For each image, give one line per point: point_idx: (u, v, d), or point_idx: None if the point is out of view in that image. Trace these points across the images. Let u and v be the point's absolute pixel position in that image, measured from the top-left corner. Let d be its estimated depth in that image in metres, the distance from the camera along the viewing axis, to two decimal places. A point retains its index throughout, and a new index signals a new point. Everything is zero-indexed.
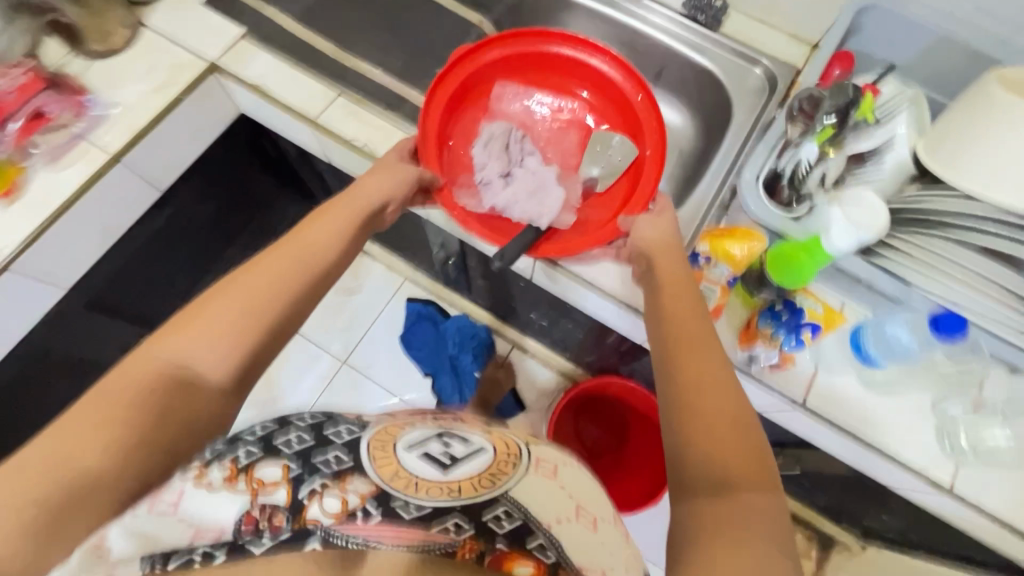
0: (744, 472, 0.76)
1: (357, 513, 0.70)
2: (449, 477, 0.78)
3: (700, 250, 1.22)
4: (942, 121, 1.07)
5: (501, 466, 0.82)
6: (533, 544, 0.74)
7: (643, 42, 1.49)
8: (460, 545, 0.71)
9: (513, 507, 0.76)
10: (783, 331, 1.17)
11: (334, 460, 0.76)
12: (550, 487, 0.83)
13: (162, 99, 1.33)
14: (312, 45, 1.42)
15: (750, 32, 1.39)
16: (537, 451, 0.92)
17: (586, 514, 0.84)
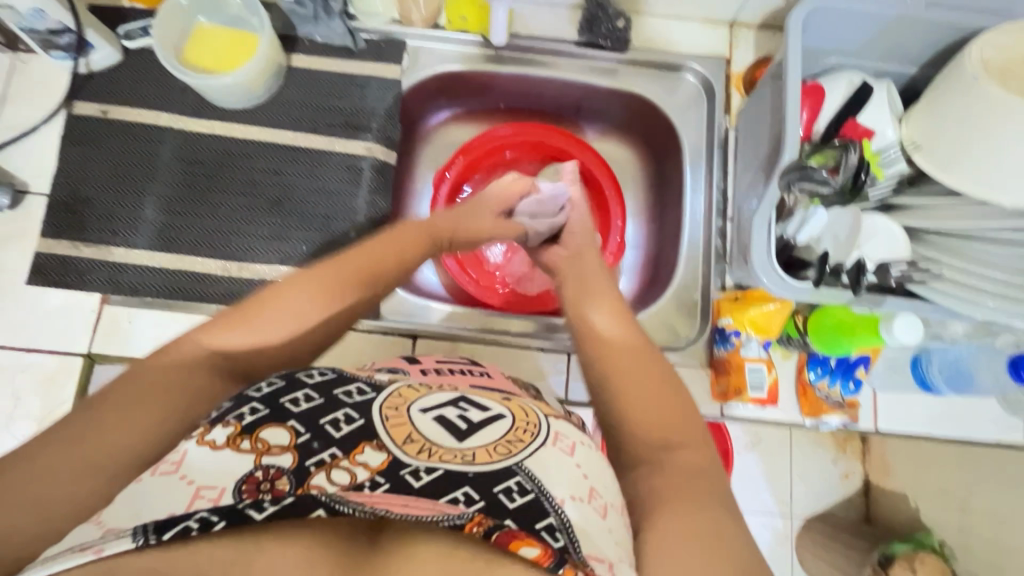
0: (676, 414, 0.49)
1: (289, 401, 0.46)
2: (389, 397, 0.49)
3: (721, 324, 0.77)
4: (922, 105, 0.66)
5: (525, 433, 0.48)
6: (514, 504, 0.40)
7: (529, 98, 0.94)
8: (330, 461, 0.42)
9: (521, 474, 0.43)
10: (845, 377, 0.72)
11: (307, 386, 0.48)
12: (567, 467, 0.46)
13: (47, 403, 0.73)
14: (95, 254, 0.78)
15: (666, 45, 0.88)
16: (559, 425, 0.52)
17: (602, 502, 0.45)
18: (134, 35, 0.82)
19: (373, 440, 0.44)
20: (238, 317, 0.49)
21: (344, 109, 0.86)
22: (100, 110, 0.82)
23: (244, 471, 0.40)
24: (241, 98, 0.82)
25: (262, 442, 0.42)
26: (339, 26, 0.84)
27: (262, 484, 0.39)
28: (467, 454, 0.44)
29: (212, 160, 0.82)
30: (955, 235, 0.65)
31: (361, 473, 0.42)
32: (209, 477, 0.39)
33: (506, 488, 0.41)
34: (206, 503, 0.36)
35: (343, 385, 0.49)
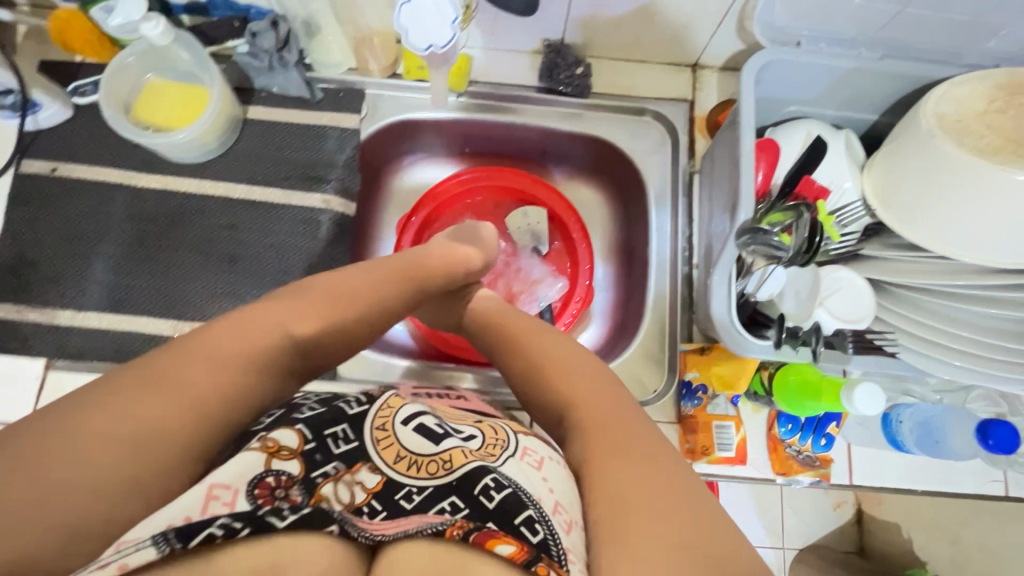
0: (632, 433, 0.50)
1: (297, 412, 0.49)
2: (377, 416, 0.52)
3: (688, 378, 0.74)
4: (882, 156, 0.64)
5: (494, 448, 0.52)
6: (492, 504, 0.44)
7: (494, 142, 0.92)
8: (334, 473, 0.46)
9: (496, 473, 0.48)
10: (813, 433, 0.70)
11: (308, 404, 0.51)
12: (534, 481, 0.48)
13: None
14: (41, 316, 0.75)
15: (627, 89, 0.87)
16: (528, 441, 0.55)
17: (567, 517, 0.46)
18: (84, 91, 0.80)
19: (369, 462, 0.48)
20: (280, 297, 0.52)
21: (302, 160, 0.84)
22: (49, 167, 0.80)
23: (255, 472, 0.42)
24: (192, 152, 0.80)
25: (272, 442, 0.44)
26: (295, 77, 0.83)
27: (277, 491, 0.41)
28: (445, 459, 0.49)
29: (165, 216, 0.80)
30: (920, 289, 0.63)
31: (360, 492, 0.46)
32: (222, 477, 0.40)
33: (484, 488, 0.46)
34: (222, 513, 0.38)
35: (340, 399, 0.54)
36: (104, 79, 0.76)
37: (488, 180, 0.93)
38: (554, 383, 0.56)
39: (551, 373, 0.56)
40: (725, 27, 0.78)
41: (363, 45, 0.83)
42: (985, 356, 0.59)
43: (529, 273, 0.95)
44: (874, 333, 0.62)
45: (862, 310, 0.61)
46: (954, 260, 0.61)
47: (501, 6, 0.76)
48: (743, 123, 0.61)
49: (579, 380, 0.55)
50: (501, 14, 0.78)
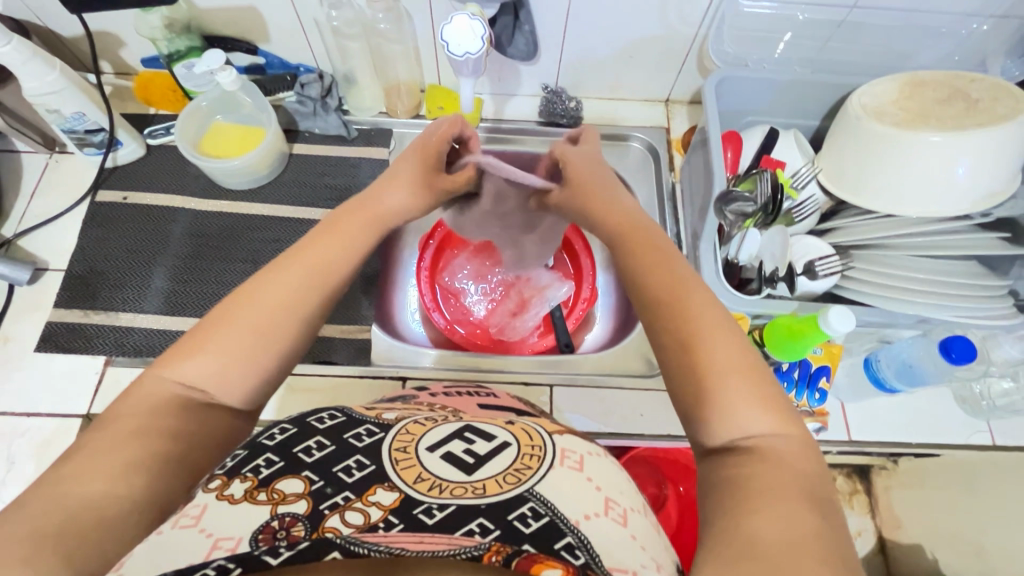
0: (757, 406, 0.42)
1: (302, 452, 0.47)
2: (397, 435, 0.51)
3: None
4: (826, 145, 0.79)
5: (532, 458, 0.49)
6: (529, 530, 0.41)
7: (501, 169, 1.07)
8: (343, 504, 0.42)
9: (533, 499, 0.44)
10: (806, 387, 0.77)
11: (319, 434, 0.50)
12: (580, 483, 0.48)
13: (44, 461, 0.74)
14: (103, 319, 0.84)
15: (612, 122, 1.04)
16: (565, 441, 0.55)
17: (620, 510, 0.48)
18: (157, 134, 0.95)
19: (385, 482, 0.45)
20: (181, 350, 0.47)
21: (338, 185, 0.98)
22: (122, 196, 0.92)
23: (258, 523, 0.39)
24: (247, 179, 0.94)
25: (278, 492, 0.42)
26: (334, 120, 0.99)
27: (278, 533, 0.39)
28: (477, 486, 0.46)
29: (220, 233, 0.92)
30: (876, 246, 0.75)
31: (375, 512, 0.42)
32: (227, 528, 0.38)
33: (521, 515, 0.43)
34: (222, 553, 0.35)
35: (352, 431, 0.51)
36: (177, 121, 0.92)
37: None
38: (673, 327, 0.47)
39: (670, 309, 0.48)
40: (687, 67, 0.96)
41: (393, 92, 1.00)
42: (935, 293, 0.69)
43: (535, 280, 1.04)
44: (822, 264, 0.73)
45: (823, 250, 0.75)
46: (898, 218, 0.74)
47: (507, 54, 0.92)
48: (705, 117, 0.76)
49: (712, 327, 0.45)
50: (506, 62, 0.97)
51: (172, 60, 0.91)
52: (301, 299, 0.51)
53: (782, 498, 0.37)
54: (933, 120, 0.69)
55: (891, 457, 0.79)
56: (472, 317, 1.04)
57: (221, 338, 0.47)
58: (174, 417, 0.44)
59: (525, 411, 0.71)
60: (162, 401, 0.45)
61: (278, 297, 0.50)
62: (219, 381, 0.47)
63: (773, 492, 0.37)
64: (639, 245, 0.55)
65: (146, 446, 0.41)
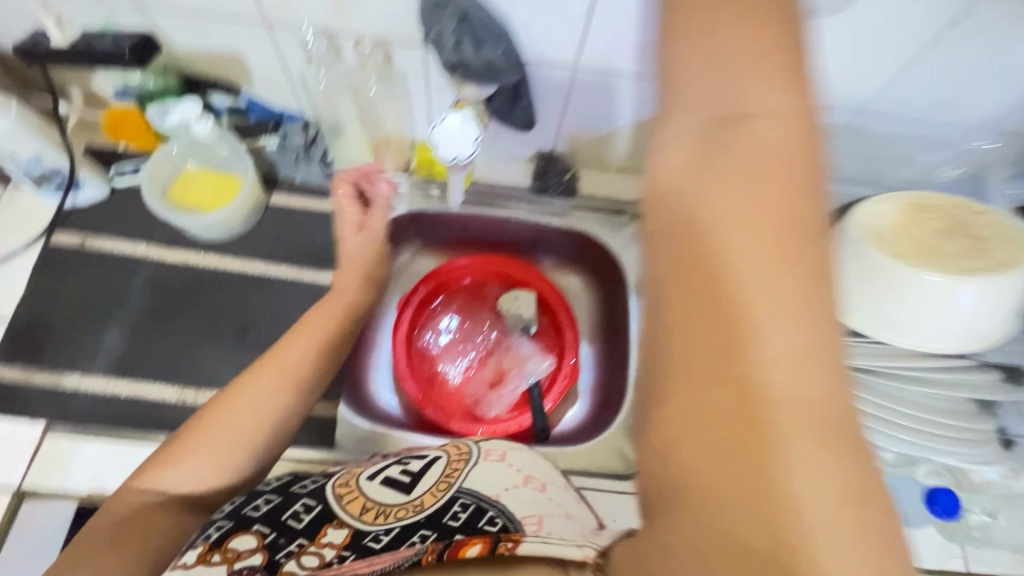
0: (792, 330, 0.29)
1: (250, 508, 0.52)
2: (338, 479, 0.57)
3: None
4: None
5: (458, 460, 0.56)
6: (458, 522, 0.48)
7: (490, 232, 1.02)
8: (299, 549, 0.48)
9: (462, 497, 0.52)
10: None
11: (265, 493, 0.55)
12: (505, 473, 0.56)
13: None
14: (46, 379, 0.78)
15: (610, 192, 1.00)
16: (489, 442, 0.61)
17: (539, 480, 0.58)
18: (125, 174, 0.89)
19: (334, 520, 0.51)
20: (158, 461, 0.56)
21: (317, 243, 0.92)
22: (79, 240, 0.86)
23: None
24: (219, 232, 0.88)
25: (231, 550, 0.48)
26: (318, 172, 0.94)
27: None
28: (416, 502, 0.52)
29: (182, 288, 0.87)
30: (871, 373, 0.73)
31: (329, 550, 0.47)
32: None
33: (451, 514, 0.49)
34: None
35: (297, 483, 0.58)
36: (148, 165, 0.87)
37: (484, 262, 1.01)
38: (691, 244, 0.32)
39: (727, 165, 0.33)
40: None
41: (381, 146, 0.93)
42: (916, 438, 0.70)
43: (515, 348, 0.99)
44: None
45: None
46: (887, 344, 0.72)
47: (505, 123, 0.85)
48: None
49: (766, 281, 0.30)
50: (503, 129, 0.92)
51: (145, 100, 0.85)
52: (271, 395, 0.60)
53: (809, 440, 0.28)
54: (934, 257, 0.66)
55: None
56: (445, 382, 0.99)
57: (196, 454, 0.56)
58: (154, 517, 0.53)
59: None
60: (138, 507, 0.53)
61: (250, 400, 0.59)
62: (196, 480, 0.55)
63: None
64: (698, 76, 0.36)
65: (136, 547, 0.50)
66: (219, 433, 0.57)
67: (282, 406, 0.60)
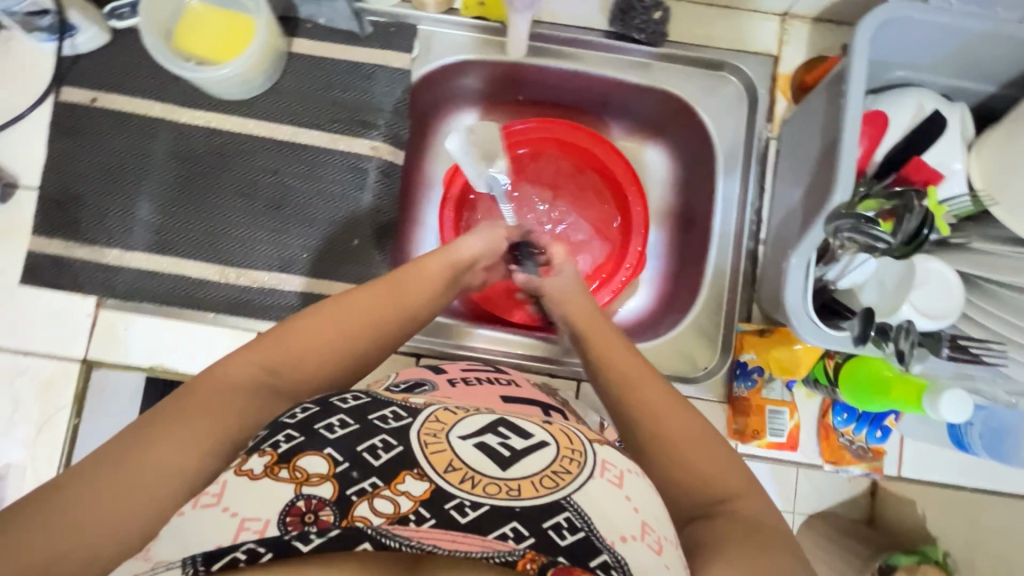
0: (701, 451, 0.47)
1: (323, 427, 0.40)
2: (426, 421, 0.43)
3: (742, 359, 0.72)
4: (1009, 136, 0.57)
5: (571, 462, 0.41)
6: (565, 542, 0.36)
7: (551, 91, 0.85)
8: (370, 491, 0.38)
9: (570, 507, 0.38)
10: (871, 423, 0.68)
11: (341, 410, 0.42)
12: (618, 502, 0.39)
13: (45, 407, 0.71)
14: (89, 252, 0.75)
15: (703, 39, 0.79)
16: (606, 451, 0.45)
17: (658, 536, 0.40)
18: (121, 14, 0.76)
19: (414, 468, 0.39)
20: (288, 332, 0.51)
21: (350, 104, 0.79)
22: (90, 97, 0.77)
23: (284, 502, 0.36)
24: (238, 89, 0.76)
25: (300, 470, 0.38)
26: (344, 9, 0.77)
27: (307, 516, 0.36)
28: (512, 485, 0.39)
29: (209, 156, 0.78)
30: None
31: (405, 503, 0.37)
32: (251, 508, 0.36)
33: (556, 523, 0.37)
34: (251, 536, 0.34)
35: (376, 410, 0.43)
36: None
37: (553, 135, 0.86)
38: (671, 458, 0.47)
39: (656, 405, 0.50)
40: None
41: None
42: None
43: (573, 236, 0.89)
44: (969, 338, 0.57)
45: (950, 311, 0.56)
46: None
47: None
48: (848, 85, 0.55)
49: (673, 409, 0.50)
50: None
51: None
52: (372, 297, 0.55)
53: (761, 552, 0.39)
54: None
55: (945, 486, 0.71)
56: None
57: (292, 353, 0.49)
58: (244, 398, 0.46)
59: (552, 407, 0.57)
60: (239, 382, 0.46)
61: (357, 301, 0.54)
62: (303, 360, 0.50)
63: (721, 472, 0.46)
64: (661, 396, 0.51)
65: (209, 430, 0.42)
66: (320, 320, 0.52)
67: (379, 306, 0.55)
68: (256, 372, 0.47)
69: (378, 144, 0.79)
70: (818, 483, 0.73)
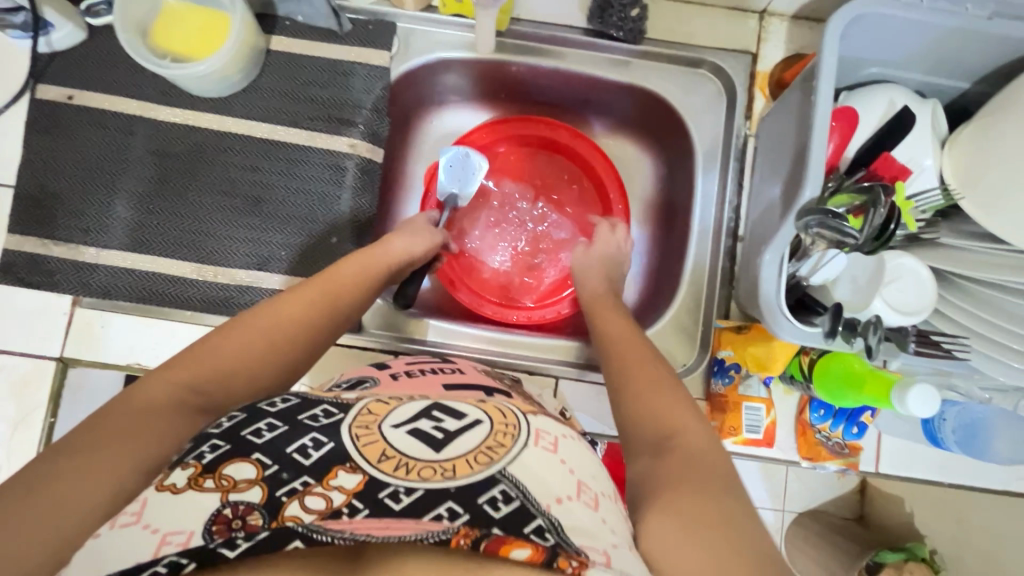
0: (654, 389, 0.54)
1: (250, 434, 0.39)
2: (359, 414, 0.42)
3: (719, 356, 0.72)
4: (976, 131, 0.57)
5: (505, 436, 0.42)
6: (500, 514, 0.36)
7: (532, 88, 0.85)
8: (301, 490, 0.36)
9: (505, 480, 0.38)
10: (848, 419, 0.68)
11: (268, 415, 0.41)
12: (554, 466, 0.42)
13: (21, 406, 0.71)
14: (65, 251, 0.75)
15: (682, 37, 0.79)
16: (540, 421, 0.48)
17: (592, 493, 0.43)
18: (98, 11, 0.75)
19: (347, 462, 0.38)
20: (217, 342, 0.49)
21: (328, 101, 0.79)
22: (66, 95, 0.76)
23: (209, 511, 0.35)
24: (215, 87, 0.76)
25: (226, 478, 0.37)
26: (322, 6, 0.77)
27: (233, 523, 0.34)
28: (447, 467, 0.39)
29: (185, 154, 0.77)
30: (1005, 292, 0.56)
31: (337, 497, 0.36)
32: (174, 521, 0.34)
33: (490, 497, 0.37)
34: (173, 551, 0.32)
35: (306, 410, 0.42)
36: None
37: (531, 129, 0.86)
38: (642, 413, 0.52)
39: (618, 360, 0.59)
40: None
41: None
42: None
43: (556, 234, 0.89)
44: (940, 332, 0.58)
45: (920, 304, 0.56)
46: None
47: None
48: (817, 81, 0.55)
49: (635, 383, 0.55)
50: None
51: None
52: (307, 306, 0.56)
53: (703, 486, 0.44)
54: None
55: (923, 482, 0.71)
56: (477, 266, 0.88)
57: (232, 357, 0.48)
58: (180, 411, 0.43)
59: (495, 389, 0.58)
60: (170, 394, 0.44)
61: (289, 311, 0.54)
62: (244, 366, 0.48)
63: (661, 417, 0.51)
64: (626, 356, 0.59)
65: (137, 447, 0.40)
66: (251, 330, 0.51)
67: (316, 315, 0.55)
68: (179, 386, 0.44)
69: (357, 142, 0.79)
70: (808, 482, 0.73)
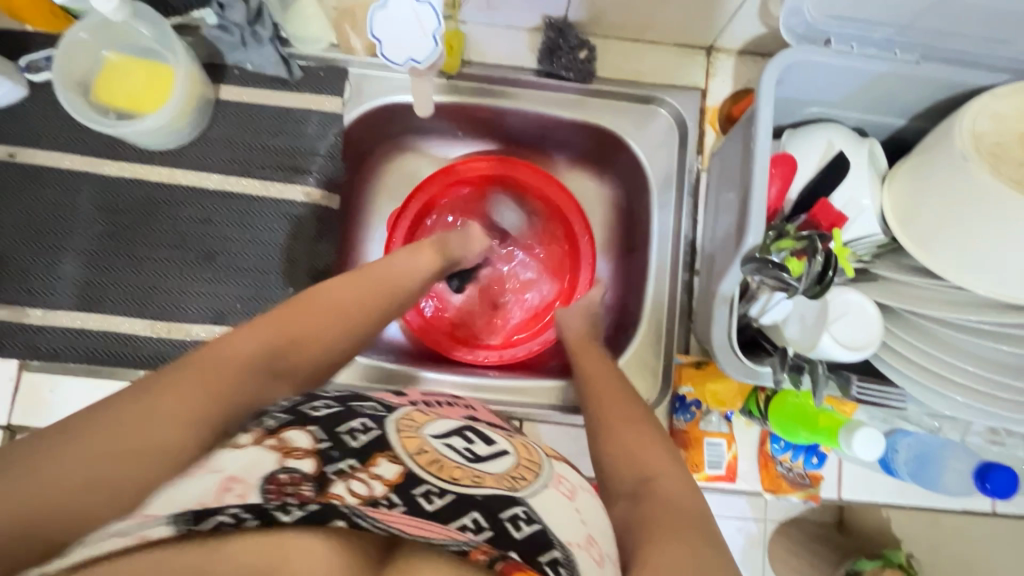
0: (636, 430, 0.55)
1: (308, 407, 0.42)
2: (402, 416, 0.46)
3: (679, 391, 0.73)
4: (912, 171, 0.59)
5: (527, 471, 0.45)
6: (520, 534, 0.37)
7: (488, 127, 0.85)
8: (348, 471, 0.38)
9: (525, 504, 0.40)
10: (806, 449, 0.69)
11: (325, 398, 0.45)
12: (567, 511, 0.43)
13: None
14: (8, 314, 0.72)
15: (633, 75, 0.80)
16: (561, 469, 0.50)
17: (600, 549, 0.42)
18: (38, 67, 0.73)
19: (388, 452, 0.40)
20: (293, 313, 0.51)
21: (281, 149, 0.79)
22: (7, 153, 0.74)
23: (266, 471, 0.36)
24: (160, 141, 0.75)
25: (286, 441, 0.39)
26: (271, 55, 0.76)
27: (288, 488, 0.35)
28: (476, 474, 0.41)
29: (136, 207, 0.76)
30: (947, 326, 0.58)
31: (377, 485, 0.38)
32: (238, 469, 0.36)
33: (512, 515, 0.39)
34: (235, 502, 0.34)
35: (358, 401, 0.46)
36: (58, 57, 0.71)
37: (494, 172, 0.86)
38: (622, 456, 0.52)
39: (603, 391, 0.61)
40: (747, 11, 0.71)
41: (345, 18, 0.76)
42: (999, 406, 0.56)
43: (521, 274, 0.90)
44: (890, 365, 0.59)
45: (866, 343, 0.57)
46: (967, 292, 0.57)
47: None
48: (755, 130, 0.56)
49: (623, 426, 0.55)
50: None
51: None
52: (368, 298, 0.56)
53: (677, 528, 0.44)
54: None
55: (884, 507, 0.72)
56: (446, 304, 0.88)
57: (306, 329, 0.50)
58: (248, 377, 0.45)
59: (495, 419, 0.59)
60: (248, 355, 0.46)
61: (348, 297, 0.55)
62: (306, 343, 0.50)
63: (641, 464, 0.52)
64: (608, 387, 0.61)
65: (203, 400, 0.41)
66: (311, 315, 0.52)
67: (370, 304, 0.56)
68: (261, 346, 0.47)
69: (311, 190, 0.79)
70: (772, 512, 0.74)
